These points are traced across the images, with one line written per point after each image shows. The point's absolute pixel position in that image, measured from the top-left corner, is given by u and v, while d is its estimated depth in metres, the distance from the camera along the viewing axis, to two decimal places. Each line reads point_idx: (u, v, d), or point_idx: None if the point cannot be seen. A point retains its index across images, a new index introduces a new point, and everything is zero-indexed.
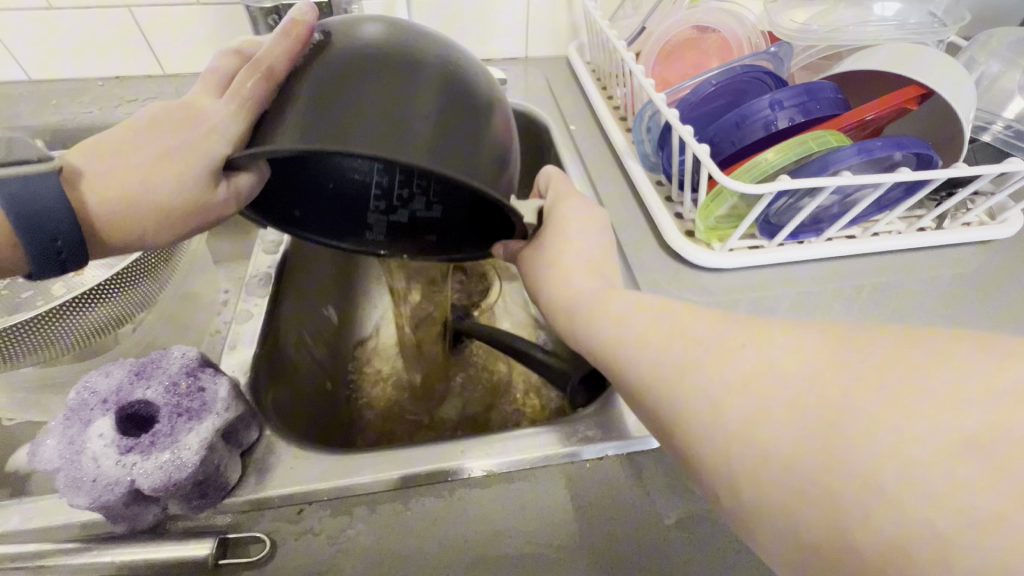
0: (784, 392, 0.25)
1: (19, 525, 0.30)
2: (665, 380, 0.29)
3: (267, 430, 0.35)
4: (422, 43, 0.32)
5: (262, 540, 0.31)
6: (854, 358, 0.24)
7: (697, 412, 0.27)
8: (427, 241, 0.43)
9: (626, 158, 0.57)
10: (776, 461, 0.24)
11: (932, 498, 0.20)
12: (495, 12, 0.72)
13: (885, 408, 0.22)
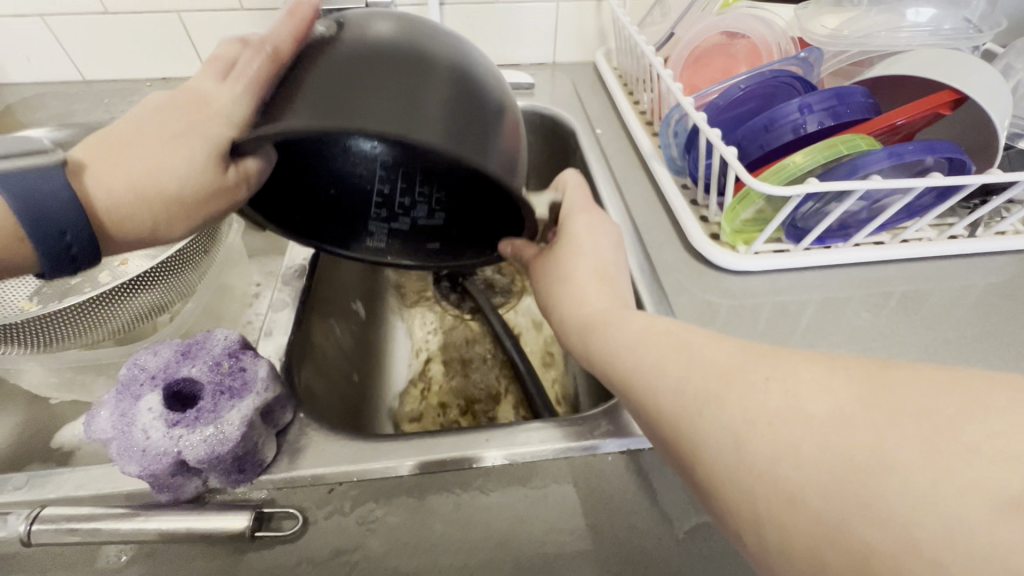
0: (814, 424, 0.23)
1: (72, 492, 0.32)
2: (686, 405, 0.27)
3: (300, 413, 0.37)
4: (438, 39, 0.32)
5: (295, 516, 0.32)
6: (899, 394, 0.22)
7: (713, 437, 0.25)
8: (429, 250, 0.43)
9: (651, 162, 0.57)
10: (798, 497, 0.22)
11: (972, 550, 0.18)
12: (524, 18, 0.74)
13: (928, 449, 0.20)
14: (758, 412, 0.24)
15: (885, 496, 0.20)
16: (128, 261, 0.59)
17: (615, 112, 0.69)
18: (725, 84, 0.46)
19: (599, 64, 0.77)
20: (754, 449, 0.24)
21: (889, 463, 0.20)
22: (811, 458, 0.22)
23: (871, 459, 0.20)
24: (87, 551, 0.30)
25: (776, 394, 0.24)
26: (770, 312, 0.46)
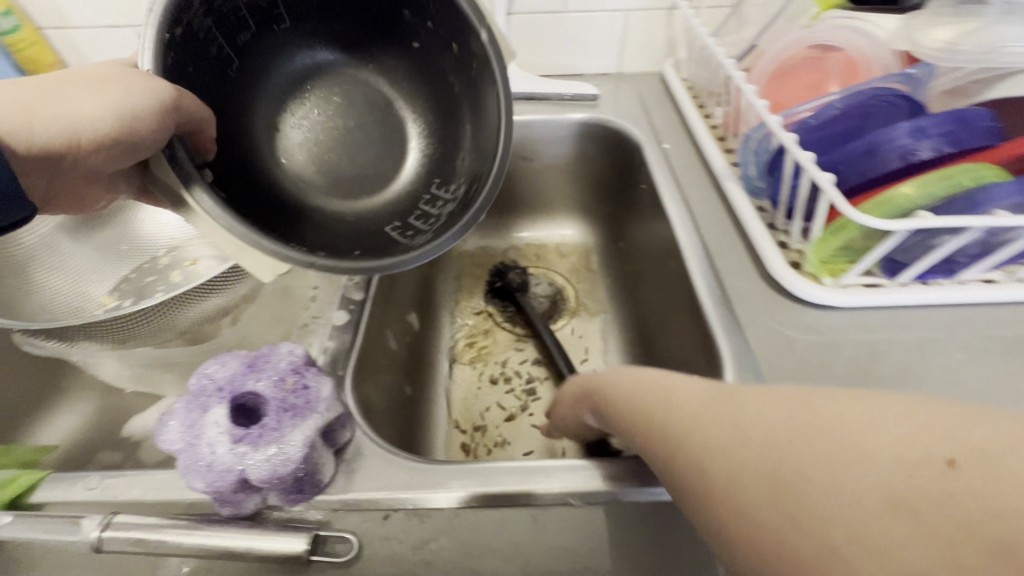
0: (763, 431, 0.23)
1: (141, 496, 0.33)
2: (659, 428, 0.28)
3: (358, 431, 0.36)
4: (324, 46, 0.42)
5: (350, 541, 0.31)
6: (834, 404, 0.22)
7: (689, 455, 0.25)
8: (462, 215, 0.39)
9: (725, 181, 0.54)
10: (766, 512, 0.21)
11: (941, 552, 0.16)
12: (591, 28, 0.72)
13: (870, 449, 0.19)
14: (723, 429, 0.24)
15: (841, 509, 0.19)
16: (197, 261, 0.60)
17: (683, 126, 0.66)
18: (818, 101, 0.42)
19: (667, 76, 0.74)
20: (721, 462, 0.23)
21: (838, 470, 0.19)
22: (768, 468, 0.21)
23: (827, 463, 0.20)
24: (149, 560, 0.30)
25: (748, 411, 0.24)
26: (857, 352, 0.42)
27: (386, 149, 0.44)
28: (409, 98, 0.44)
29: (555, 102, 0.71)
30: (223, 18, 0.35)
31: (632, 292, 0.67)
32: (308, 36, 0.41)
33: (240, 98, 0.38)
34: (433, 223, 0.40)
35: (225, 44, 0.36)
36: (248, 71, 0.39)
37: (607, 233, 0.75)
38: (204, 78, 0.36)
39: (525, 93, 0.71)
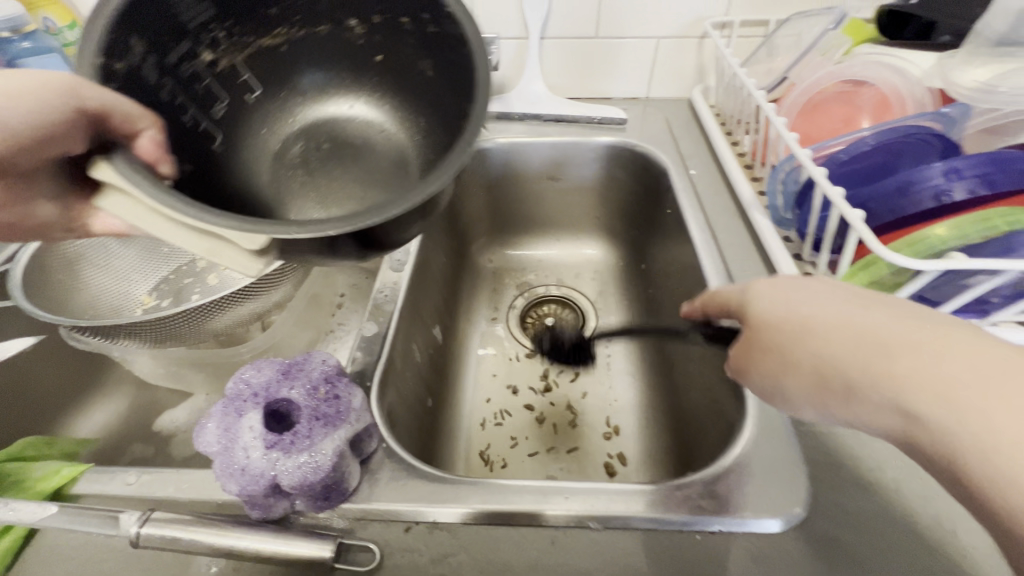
0: (875, 323, 0.27)
1: (175, 493, 0.34)
2: (783, 327, 0.31)
3: (384, 442, 0.38)
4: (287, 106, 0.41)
5: (371, 551, 0.32)
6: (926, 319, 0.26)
7: (817, 340, 0.29)
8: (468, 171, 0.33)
9: (751, 211, 0.54)
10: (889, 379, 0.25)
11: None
12: (622, 54, 0.73)
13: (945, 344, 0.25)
14: (822, 337, 0.29)
15: (935, 390, 0.24)
16: None
17: (711, 153, 0.67)
18: (850, 136, 0.42)
19: (695, 102, 0.75)
20: (832, 367, 0.28)
21: (927, 359, 0.24)
22: (873, 369, 0.26)
23: (924, 366, 0.24)
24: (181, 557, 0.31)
25: (841, 329, 0.28)
26: None
27: (385, 161, 0.41)
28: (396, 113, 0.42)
29: (583, 124, 0.72)
30: (177, 83, 0.34)
31: (654, 315, 0.67)
32: (284, 95, 0.41)
33: (223, 162, 0.37)
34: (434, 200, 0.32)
35: (189, 118, 0.35)
36: (232, 143, 0.38)
37: (630, 255, 0.75)
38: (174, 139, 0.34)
39: (555, 114, 0.72)
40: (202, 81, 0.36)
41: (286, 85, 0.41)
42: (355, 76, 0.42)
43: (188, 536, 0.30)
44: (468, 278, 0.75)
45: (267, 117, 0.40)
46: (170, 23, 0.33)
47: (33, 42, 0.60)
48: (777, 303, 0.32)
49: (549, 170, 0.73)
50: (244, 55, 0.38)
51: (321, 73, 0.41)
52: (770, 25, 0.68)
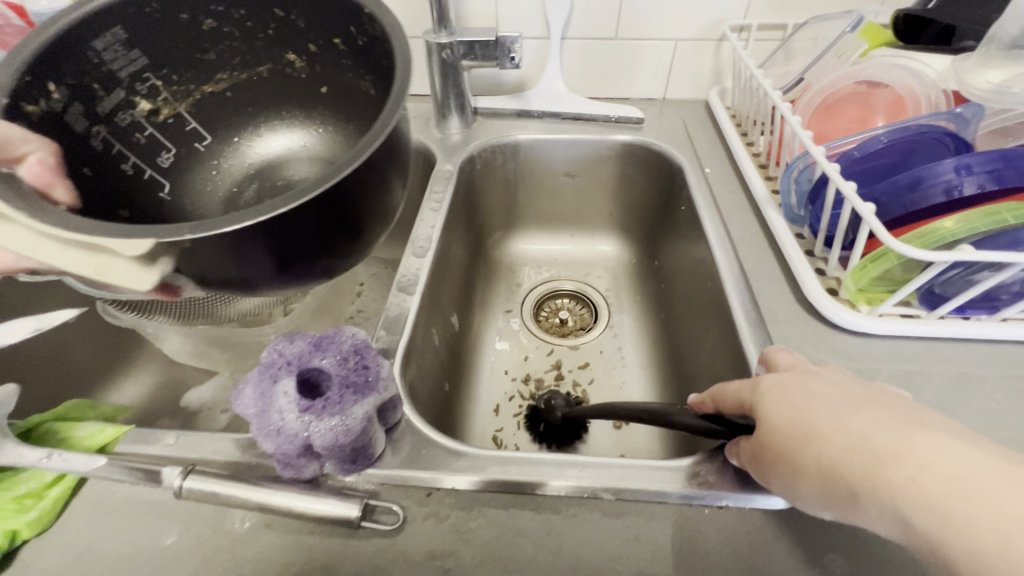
0: (870, 425, 0.30)
1: (212, 453, 0.36)
2: (780, 449, 0.32)
3: (407, 414, 0.39)
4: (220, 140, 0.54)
5: (395, 512, 0.34)
6: (906, 414, 0.30)
7: (825, 447, 0.30)
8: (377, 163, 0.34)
9: (765, 207, 0.55)
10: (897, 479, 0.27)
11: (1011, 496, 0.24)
12: (639, 54, 0.75)
13: (931, 436, 0.28)
14: (825, 443, 0.30)
15: (940, 498, 0.26)
16: None
17: (726, 153, 0.68)
18: (863, 134, 0.43)
19: (712, 104, 0.76)
20: (840, 468, 0.29)
21: (923, 465, 0.27)
22: (877, 475, 0.28)
23: (921, 468, 0.27)
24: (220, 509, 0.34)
25: (842, 431, 0.30)
26: (894, 382, 0.42)
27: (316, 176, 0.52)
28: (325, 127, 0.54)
29: (600, 122, 0.74)
30: (121, 129, 0.46)
31: (666, 310, 0.68)
32: (222, 139, 0.54)
33: (170, 204, 0.48)
34: (374, 172, 0.34)
35: (137, 158, 0.47)
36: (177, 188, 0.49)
37: (643, 252, 0.77)
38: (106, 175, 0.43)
39: (573, 112, 0.74)
40: (148, 128, 0.48)
41: (230, 126, 0.54)
42: (278, 108, 0.54)
43: (227, 490, 0.32)
44: (484, 270, 0.76)
45: (215, 155, 0.53)
46: (102, 74, 0.43)
47: None
48: (778, 404, 0.33)
49: (565, 167, 0.75)
50: (188, 102, 0.50)
51: (253, 116, 0.54)
52: (787, 29, 0.70)
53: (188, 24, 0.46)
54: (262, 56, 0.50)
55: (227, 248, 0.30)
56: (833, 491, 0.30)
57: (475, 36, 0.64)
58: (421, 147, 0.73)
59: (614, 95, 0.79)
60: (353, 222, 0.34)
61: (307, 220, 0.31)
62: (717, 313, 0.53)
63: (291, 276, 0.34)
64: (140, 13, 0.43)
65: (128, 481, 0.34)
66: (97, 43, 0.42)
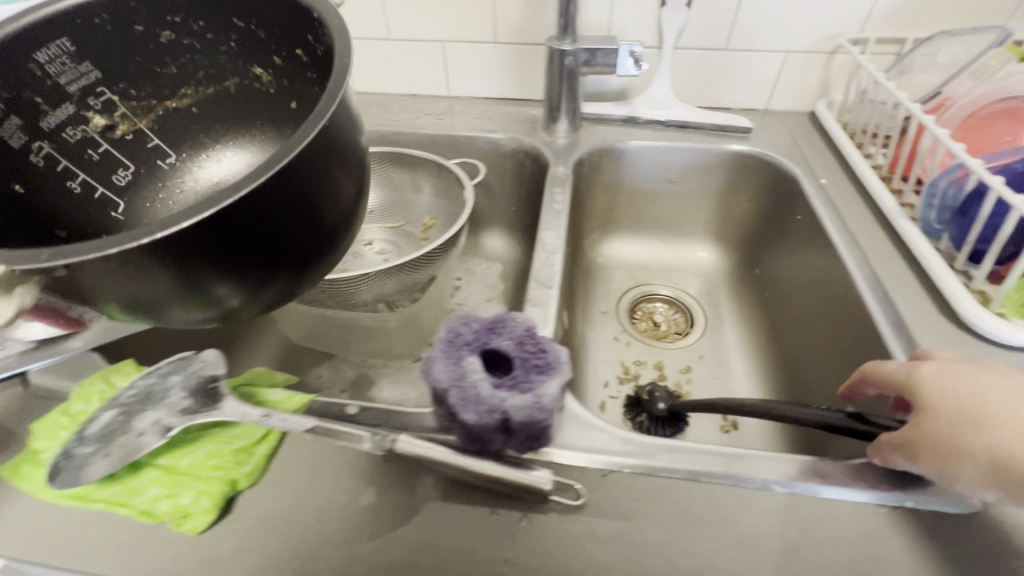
0: None
1: (397, 423, 0.39)
2: (953, 435, 0.33)
3: (571, 399, 0.41)
4: (186, 156, 0.56)
5: (578, 490, 0.36)
6: None
7: (1008, 435, 0.32)
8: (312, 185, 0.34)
9: (896, 220, 0.56)
10: None
11: None
12: (747, 65, 0.76)
13: None
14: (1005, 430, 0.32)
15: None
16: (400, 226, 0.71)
17: (843, 166, 0.68)
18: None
19: (821, 116, 0.76)
20: (1016, 450, 0.31)
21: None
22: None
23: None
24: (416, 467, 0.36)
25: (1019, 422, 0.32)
26: None
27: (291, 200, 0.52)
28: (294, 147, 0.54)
29: (705, 132, 0.75)
30: (70, 144, 0.48)
31: (774, 320, 0.68)
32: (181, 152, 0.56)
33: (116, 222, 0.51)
34: (289, 185, 0.32)
35: (89, 177, 0.50)
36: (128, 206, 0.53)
37: (742, 260, 0.77)
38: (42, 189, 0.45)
39: (679, 121, 0.75)
40: (103, 144, 0.51)
41: (189, 141, 0.56)
42: (248, 126, 0.56)
43: (429, 455, 0.35)
44: (582, 271, 0.78)
45: (173, 171, 0.56)
46: (48, 90, 0.45)
47: None
48: (951, 395, 0.35)
49: (668, 174, 0.76)
50: (148, 118, 0.53)
51: (220, 134, 0.57)
52: (907, 44, 0.70)
53: (143, 37, 0.48)
54: (227, 71, 0.51)
55: (164, 279, 0.31)
56: (1004, 475, 0.31)
57: (597, 44, 0.66)
58: (530, 149, 0.76)
59: (716, 105, 0.80)
60: (271, 246, 0.33)
61: (212, 235, 0.30)
62: (847, 321, 0.53)
63: (219, 293, 0.34)
64: (90, 29, 0.45)
65: (330, 440, 0.37)
66: (44, 54, 0.43)
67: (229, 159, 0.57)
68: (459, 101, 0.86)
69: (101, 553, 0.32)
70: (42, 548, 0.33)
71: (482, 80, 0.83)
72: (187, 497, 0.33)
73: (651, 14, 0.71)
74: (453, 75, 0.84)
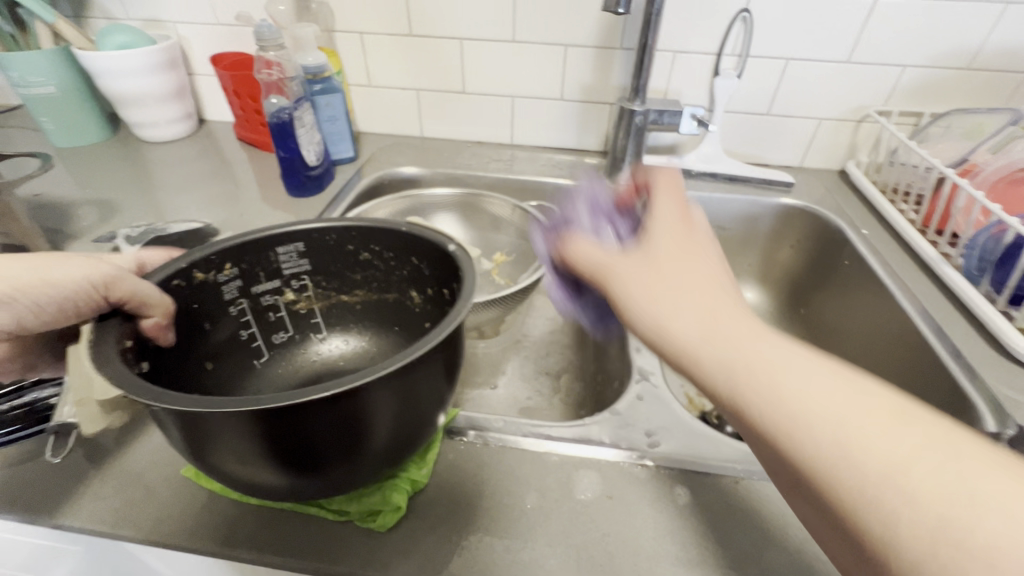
0: (779, 356, 0.28)
1: (553, 436, 0.45)
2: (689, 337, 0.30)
3: (691, 421, 0.47)
4: (304, 451, 0.33)
5: (712, 480, 0.42)
6: (773, 338, 0.29)
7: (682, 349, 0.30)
8: (374, 463, 0.37)
9: (941, 267, 0.64)
10: (751, 361, 0.28)
11: (833, 417, 0.25)
12: (786, 129, 0.85)
13: (795, 354, 0.28)
14: (749, 312, 0.30)
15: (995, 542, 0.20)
16: (499, 266, 0.75)
17: (879, 220, 0.78)
18: None
19: (852, 175, 0.85)
20: (770, 366, 0.28)
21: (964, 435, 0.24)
22: (763, 355, 0.28)
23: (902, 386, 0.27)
24: (567, 473, 0.42)
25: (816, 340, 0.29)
26: None
27: (324, 441, 0.33)
28: (379, 422, 0.34)
29: (750, 184, 0.84)
30: (260, 308, 0.48)
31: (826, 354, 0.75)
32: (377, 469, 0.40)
33: (219, 452, 0.33)
34: (349, 420, 0.33)
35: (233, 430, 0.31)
36: (279, 421, 0.31)
37: (785, 300, 0.85)
38: (237, 428, 0.31)
39: (727, 174, 0.84)
40: (276, 453, 0.33)
41: (341, 467, 0.36)
42: (386, 328, 0.52)
43: (589, 457, 0.43)
44: None
45: (316, 346, 0.53)
46: (277, 427, 0.31)
47: (325, 84, 0.76)
48: (710, 321, 0.30)
49: (718, 221, 0.85)
50: (325, 303, 0.51)
51: (356, 323, 0.53)
52: (923, 117, 0.80)
53: (351, 253, 0.47)
54: (391, 288, 0.49)
55: (235, 457, 0.33)
56: (692, 339, 0.30)
57: (662, 106, 0.76)
58: None
59: (755, 160, 0.90)
60: (293, 472, 0.35)
61: (280, 454, 0.33)
62: (907, 349, 0.60)
63: (228, 471, 0.35)
64: (321, 240, 0.46)
65: (491, 451, 0.44)
66: (281, 250, 0.45)
67: (239, 404, 0.30)
68: (519, 147, 0.93)
69: (307, 545, 0.38)
70: (253, 542, 0.38)
71: (544, 131, 0.91)
72: (374, 498, 0.39)
73: (704, 82, 0.82)
74: (517, 126, 0.92)
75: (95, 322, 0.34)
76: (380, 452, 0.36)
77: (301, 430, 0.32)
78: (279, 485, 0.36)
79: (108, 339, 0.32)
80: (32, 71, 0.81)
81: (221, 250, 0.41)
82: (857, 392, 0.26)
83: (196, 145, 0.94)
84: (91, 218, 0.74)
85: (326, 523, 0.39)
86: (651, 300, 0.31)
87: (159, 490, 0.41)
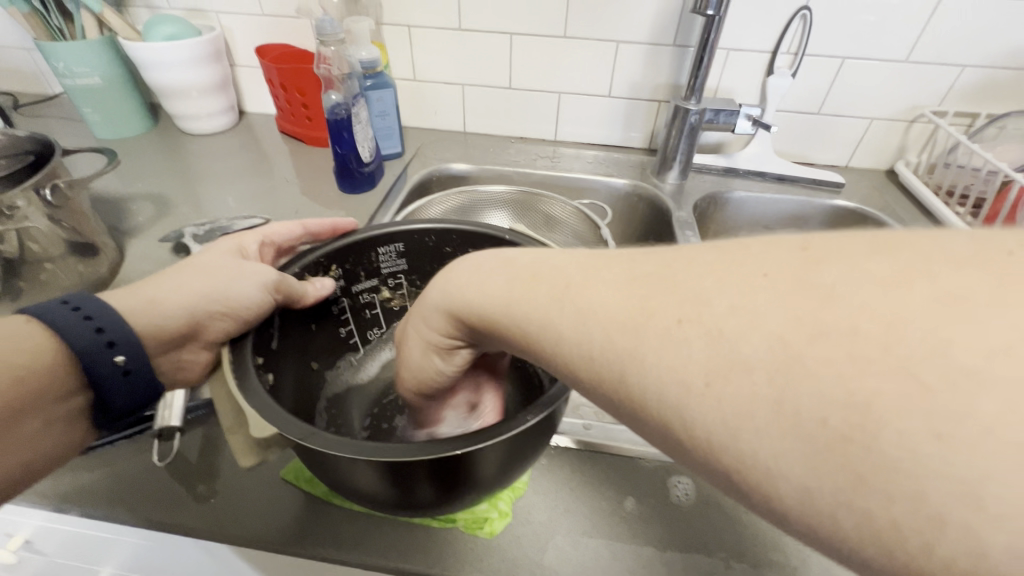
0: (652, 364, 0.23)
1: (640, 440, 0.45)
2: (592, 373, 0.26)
3: None
4: (420, 488, 0.35)
5: None
6: (639, 344, 0.23)
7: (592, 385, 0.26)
8: (476, 497, 0.38)
9: None
10: (635, 378, 0.23)
11: (765, 419, 0.19)
12: (837, 129, 0.85)
13: (664, 347, 0.22)
14: (605, 304, 0.25)
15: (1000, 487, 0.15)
16: None
17: (932, 223, 0.78)
18: None
19: (901, 176, 0.85)
20: (656, 373, 0.23)
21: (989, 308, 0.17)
22: (643, 364, 0.23)
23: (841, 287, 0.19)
24: (659, 479, 0.43)
25: (681, 287, 0.23)
26: None
27: (436, 483, 0.34)
28: (494, 466, 0.35)
29: (799, 185, 0.84)
30: (359, 305, 0.54)
31: None
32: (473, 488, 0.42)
33: (343, 479, 0.35)
34: (467, 468, 0.34)
35: (360, 469, 0.33)
36: (407, 468, 0.32)
37: None
38: (367, 468, 0.32)
39: (777, 174, 0.84)
40: (395, 488, 0.35)
41: (452, 501, 0.37)
42: None
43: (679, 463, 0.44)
44: None
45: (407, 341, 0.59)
46: (401, 472, 0.32)
47: (376, 79, 0.76)
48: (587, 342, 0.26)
49: (767, 221, 0.84)
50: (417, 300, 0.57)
51: None
52: (978, 118, 0.80)
53: (448, 255, 0.53)
54: None
55: (354, 487, 0.36)
56: (597, 379, 0.25)
57: (719, 106, 0.76)
58: (645, 195, 0.83)
59: (802, 160, 0.89)
60: (406, 502, 0.36)
61: (399, 490, 0.35)
62: None
63: (344, 493, 0.38)
64: (420, 241, 0.52)
65: (582, 457, 0.45)
66: (382, 250, 0.51)
67: (370, 454, 0.31)
68: (562, 144, 0.93)
69: (416, 554, 0.40)
70: (360, 546, 0.40)
71: (588, 129, 0.91)
72: (480, 508, 0.41)
73: (757, 81, 0.81)
74: (562, 122, 0.91)
75: (229, 343, 0.39)
76: (487, 488, 0.38)
77: (425, 475, 0.33)
78: (385, 508, 0.38)
79: (246, 357, 0.38)
80: (79, 61, 0.80)
81: (328, 254, 0.48)
82: (745, 364, 0.20)
83: (238, 138, 0.94)
84: (146, 213, 0.74)
85: (432, 533, 0.41)
86: (545, 351, 0.28)
87: (258, 492, 0.43)
